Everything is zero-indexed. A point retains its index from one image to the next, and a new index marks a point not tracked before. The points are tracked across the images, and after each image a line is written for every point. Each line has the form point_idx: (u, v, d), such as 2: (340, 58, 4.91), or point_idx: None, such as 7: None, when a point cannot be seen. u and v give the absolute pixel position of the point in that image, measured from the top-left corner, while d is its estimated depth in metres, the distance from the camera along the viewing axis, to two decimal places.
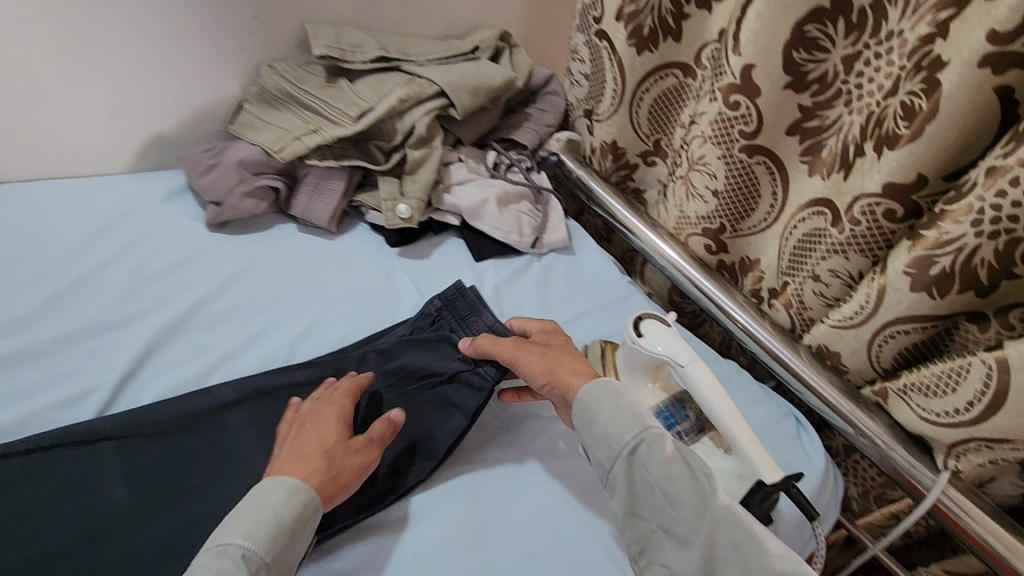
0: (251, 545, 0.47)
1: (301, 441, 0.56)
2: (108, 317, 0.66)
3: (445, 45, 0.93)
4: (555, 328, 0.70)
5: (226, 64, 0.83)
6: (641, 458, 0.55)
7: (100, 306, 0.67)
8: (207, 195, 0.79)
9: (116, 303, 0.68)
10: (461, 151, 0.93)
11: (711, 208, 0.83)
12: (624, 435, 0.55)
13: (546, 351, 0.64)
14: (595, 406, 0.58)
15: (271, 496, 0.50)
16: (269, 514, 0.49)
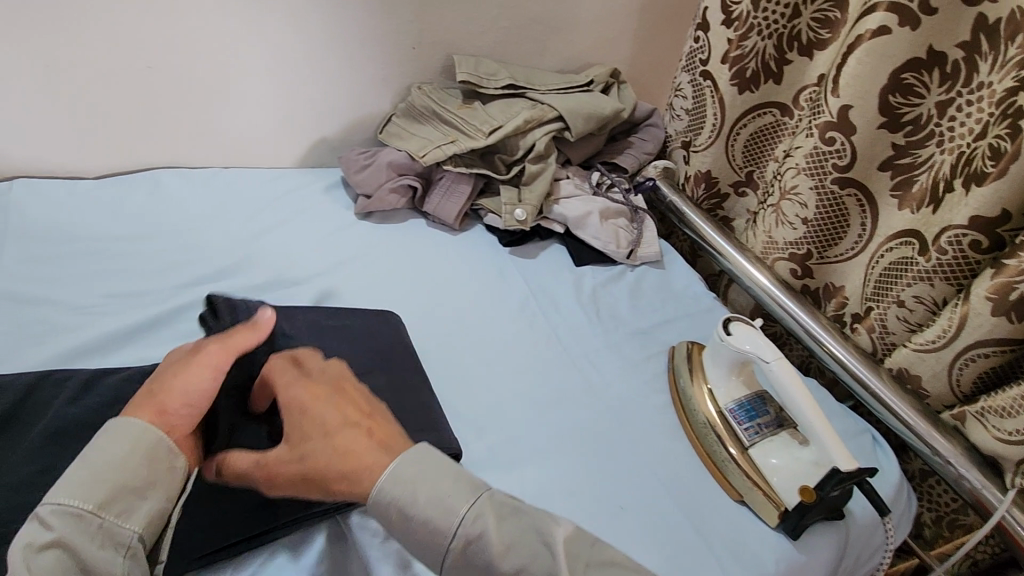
0: (79, 502, 0.44)
1: (189, 392, 0.52)
2: (285, 277, 0.81)
3: (563, 77, 1.07)
4: (338, 399, 0.55)
5: (384, 84, 1.01)
6: (473, 552, 0.47)
7: (278, 268, 0.83)
8: (359, 188, 0.95)
9: (290, 267, 0.83)
10: (569, 169, 1.05)
11: (800, 234, 0.89)
12: (453, 517, 0.48)
13: (346, 424, 0.53)
14: (405, 482, 0.49)
15: (126, 450, 0.47)
16: (101, 469, 0.46)
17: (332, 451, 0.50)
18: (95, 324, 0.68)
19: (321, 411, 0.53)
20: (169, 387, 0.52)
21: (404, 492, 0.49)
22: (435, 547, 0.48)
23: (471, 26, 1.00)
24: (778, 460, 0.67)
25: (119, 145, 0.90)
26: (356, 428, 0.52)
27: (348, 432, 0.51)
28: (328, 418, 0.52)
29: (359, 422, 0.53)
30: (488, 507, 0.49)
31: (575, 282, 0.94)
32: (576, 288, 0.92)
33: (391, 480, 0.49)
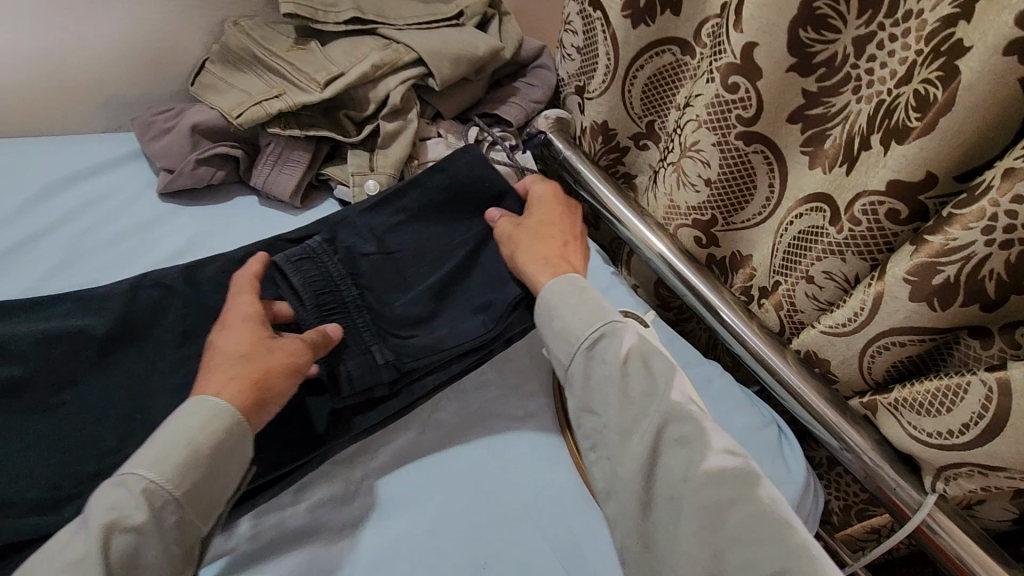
0: (156, 478, 0.45)
1: (234, 355, 0.52)
2: (40, 288, 0.63)
3: (427, 8, 0.85)
4: (559, 202, 0.71)
5: (188, 20, 0.78)
6: (601, 347, 0.57)
7: (32, 277, 0.64)
8: (159, 161, 0.73)
9: (52, 273, 0.65)
10: (440, 125, 0.87)
11: (703, 198, 0.76)
12: (585, 330, 0.57)
13: (543, 224, 0.67)
14: (558, 297, 0.60)
15: (207, 433, 0.47)
16: (176, 450, 0.46)
17: (531, 248, 0.64)
18: None
19: (527, 234, 0.66)
20: (220, 354, 0.53)
21: (558, 302, 0.59)
22: (563, 346, 0.58)
23: None
24: None
25: None
26: (549, 252, 0.65)
27: (547, 230, 0.67)
28: (543, 230, 0.66)
29: (559, 245, 0.65)
30: (622, 328, 0.57)
31: None
32: None
33: (549, 292, 0.60)
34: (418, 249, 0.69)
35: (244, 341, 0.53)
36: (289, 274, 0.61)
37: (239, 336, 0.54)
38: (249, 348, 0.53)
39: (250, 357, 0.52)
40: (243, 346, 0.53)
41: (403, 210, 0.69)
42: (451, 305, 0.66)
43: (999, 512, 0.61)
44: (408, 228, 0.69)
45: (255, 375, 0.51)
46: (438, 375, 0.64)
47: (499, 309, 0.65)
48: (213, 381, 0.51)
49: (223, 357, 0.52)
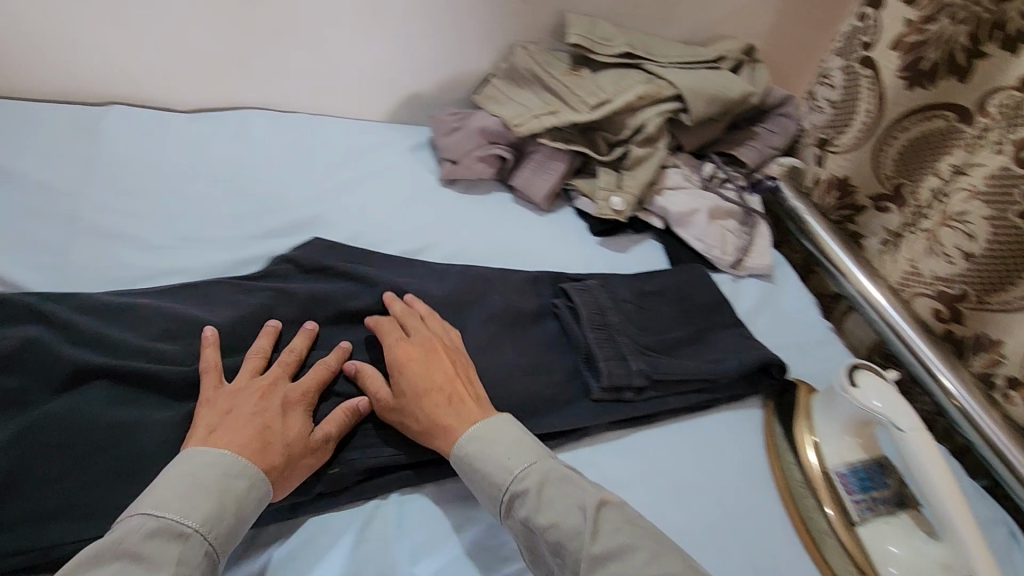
0: (195, 526, 0.44)
1: (246, 415, 0.51)
2: (369, 235, 0.77)
3: (689, 50, 0.93)
4: (431, 349, 0.60)
5: (487, 40, 0.91)
6: (518, 507, 0.51)
7: (361, 225, 0.78)
8: (445, 153, 0.87)
9: (374, 226, 0.79)
10: (679, 157, 0.92)
11: (957, 271, 0.73)
12: (509, 477, 0.52)
13: (426, 376, 0.58)
14: (477, 442, 0.54)
15: (243, 491, 0.47)
16: (194, 490, 0.46)
17: (423, 409, 0.56)
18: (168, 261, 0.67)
19: (416, 371, 0.58)
20: (230, 415, 0.52)
21: (475, 446, 0.54)
22: (489, 500, 0.53)
23: None
24: (897, 548, 0.56)
25: (199, 83, 0.85)
26: (437, 392, 0.57)
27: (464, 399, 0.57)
28: (424, 383, 0.57)
29: (439, 386, 0.57)
30: (535, 472, 0.52)
31: (731, 295, 0.85)
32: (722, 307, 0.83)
33: (467, 440, 0.54)
34: (674, 293, 0.78)
35: (261, 401, 0.53)
36: (574, 297, 0.71)
37: (252, 400, 0.53)
38: (247, 405, 0.52)
39: (266, 419, 0.52)
40: (234, 409, 0.52)
41: (663, 282, 0.79)
42: (686, 355, 0.72)
43: None
44: (665, 278, 0.80)
45: (265, 435, 0.50)
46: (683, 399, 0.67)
47: (738, 363, 0.69)
48: (224, 436, 0.50)
49: (241, 416, 0.51)
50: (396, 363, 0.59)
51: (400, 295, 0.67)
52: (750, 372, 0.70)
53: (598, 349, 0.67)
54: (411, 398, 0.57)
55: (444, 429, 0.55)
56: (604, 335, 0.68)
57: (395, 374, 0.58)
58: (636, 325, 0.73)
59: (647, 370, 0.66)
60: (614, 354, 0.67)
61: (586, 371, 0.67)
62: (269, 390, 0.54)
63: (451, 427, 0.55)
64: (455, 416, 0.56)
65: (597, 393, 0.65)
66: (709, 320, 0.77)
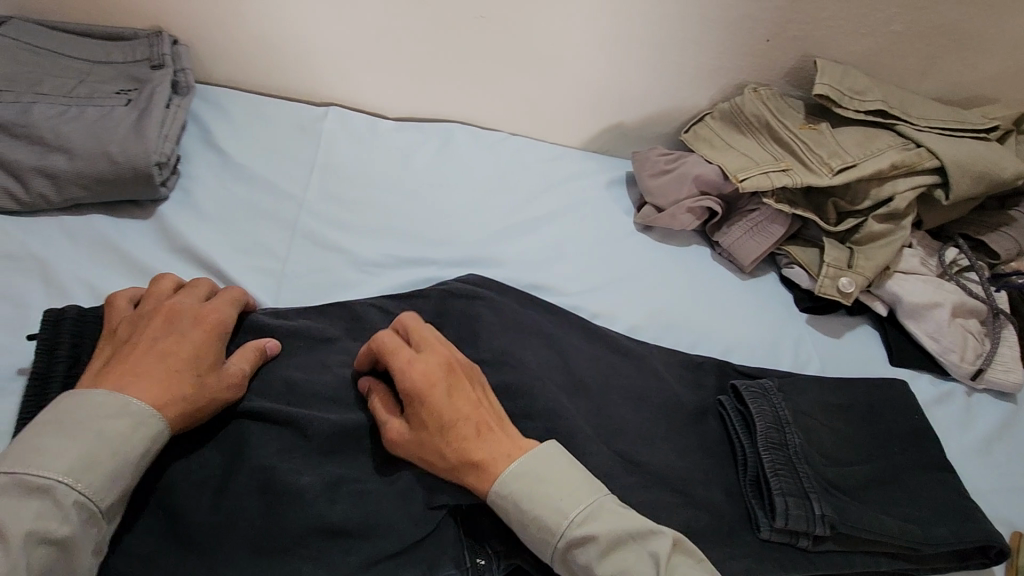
0: (58, 477, 0.40)
1: (166, 351, 0.49)
2: (567, 277, 0.73)
3: (953, 113, 0.79)
4: (451, 367, 0.52)
5: (714, 78, 0.83)
6: (576, 553, 0.46)
7: (560, 264, 0.74)
8: (650, 196, 0.80)
9: (571, 267, 0.74)
10: (915, 235, 0.80)
11: None
12: (562, 526, 0.46)
13: (454, 394, 0.50)
14: (528, 483, 0.47)
15: (124, 430, 0.44)
16: (75, 442, 0.42)
17: (452, 446, 0.48)
18: (378, 279, 0.66)
19: (439, 401, 0.49)
20: (131, 346, 0.49)
21: (526, 490, 0.47)
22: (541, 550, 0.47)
23: (851, 25, 0.77)
24: None
25: (412, 92, 0.84)
26: (468, 423, 0.49)
27: (487, 432, 0.49)
28: (450, 415, 0.49)
29: (467, 416, 0.50)
30: (596, 514, 0.47)
31: (966, 410, 0.72)
32: (960, 423, 0.71)
33: (508, 476, 0.47)
34: (870, 406, 0.65)
35: (166, 328, 0.51)
36: (746, 402, 0.60)
37: (160, 324, 0.51)
38: (173, 337, 0.50)
39: (165, 350, 0.49)
40: (133, 339, 0.49)
41: (854, 397, 0.66)
42: (906, 489, 0.59)
43: None
44: (854, 387, 0.67)
45: (170, 372, 0.48)
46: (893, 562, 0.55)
47: (978, 532, 0.56)
48: (129, 375, 0.47)
49: (145, 347, 0.49)
50: (411, 390, 0.50)
51: (587, 359, 0.62)
52: (965, 548, 0.56)
53: (772, 480, 0.55)
54: (436, 431, 0.49)
55: (479, 466, 0.48)
56: (781, 460, 0.56)
57: (420, 403, 0.50)
58: (820, 450, 0.60)
59: (832, 519, 0.53)
60: (796, 489, 0.54)
61: (754, 499, 0.56)
62: (172, 313, 0.51)
63: (489, 465, 0.48)
64: (487, 448, 0.49)
65: (767, 533, 0.54)
66: (907, 454, 0.62)
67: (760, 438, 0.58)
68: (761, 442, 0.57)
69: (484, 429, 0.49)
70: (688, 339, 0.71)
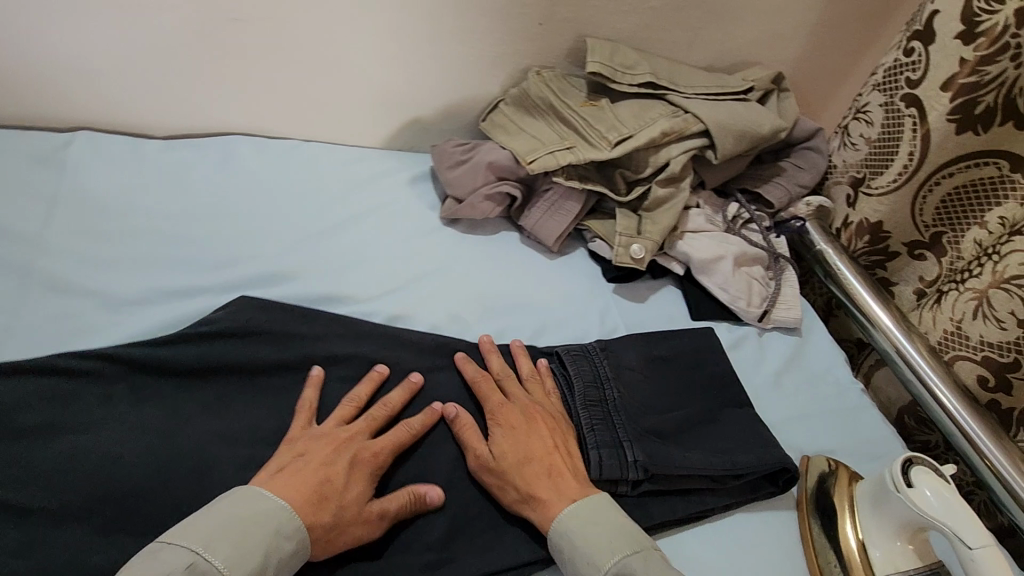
0: None
1: (329, 477, 0.50)
2: (367, 280, 0.70)
3: (716, 79, 0.86)
4: (532, 416, 0.59)
5: (499, 64, 0.83)
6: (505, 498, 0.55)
7: (359, 269, 0.71)
8: (450, 188, 0.79)
9: (372, 269, 0.72)
10: (700, 195, 0.86)
11: (1009, 338, 0.68)
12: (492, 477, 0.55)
13: (531, 438, 0.57)
14: (579, 520, 0.52)
15: (277, 522, 0.46)
16: (246, 533, 0.45)
17: (526, 479, 0.54)
18: (138, 316, 0.59)
19: (519, 439, 0.56)
20: (302, 459, 0.51)
21: (579, 526, 0.51)
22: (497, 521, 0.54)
23: (613, 3, 0.80)
24: None
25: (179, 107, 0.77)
26: (540, 462, 0.55)
27: (555, 467, 0.55)
28: (525, 448, 0.56)
29: (539, 457, 0.55)
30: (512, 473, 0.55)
31: (758, 352, 0.78)
32: (754, 362, 0.76)
33: (567, 514, 0.52)
34: (666, 365, 0.68)
35: (337, 454, 0.52)
36: (567, 365, 0.65)
37: (330, 449, 0.52)
38: (349, 449, 0.53)
39: (332, 473, 0.50)
40: (311, 454, 0.51)
41: (651, 357, 0.68)
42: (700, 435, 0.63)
43: None
44: (645, 343, 0.70)
45: (335, 477, 0.50)
46: (691, 504, 0.58)
47: (759, 462, 0.60)
48: (290, 481, 0.49)
49: (318, 460, 0.51)
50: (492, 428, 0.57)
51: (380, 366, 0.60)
52: (750, 478, 0.60)
53: (589, 434, 0.59)
54: (516, 463, 0.55)
55: (544, 504, 0.53)
56: (598, 415, 0.61)
57: (501, 441, 0.56)
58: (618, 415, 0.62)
59: (644, 463, 0.57)
60: (608, 439, 0.58)
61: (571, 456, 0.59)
62: (344, 442, 0.53)
63: (550, 503, 0.53)
64: (552, 489, 0.54)
65: None
66: (700, 402, 0.66)
67: (578, 393, 0.62)
68: (580, 404, 0.62)
69: (556, 470, 0.55)
70: (496, 328, 0.71)
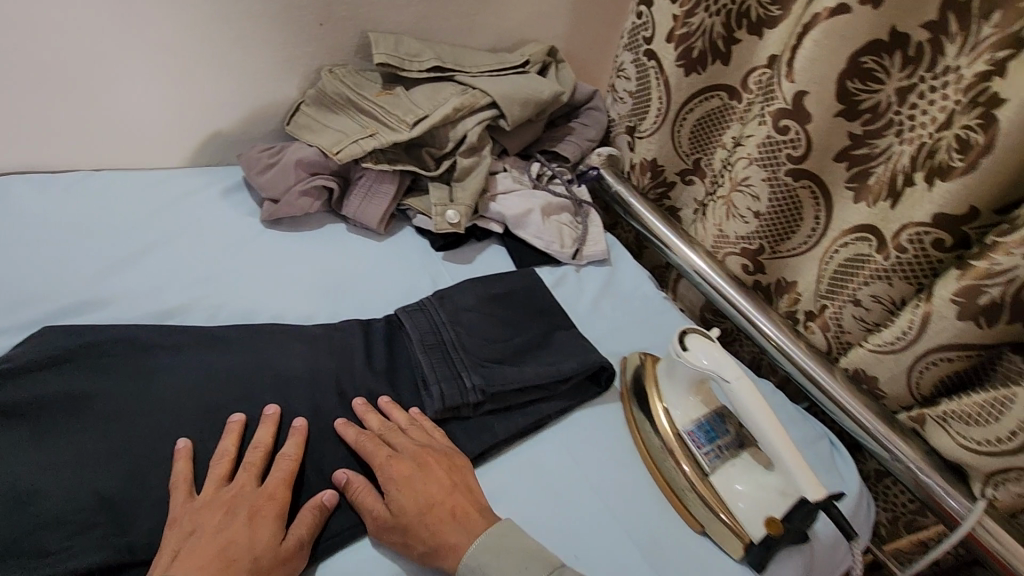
0: None
1: (232, 539, 0.50)
2: (193, 291, 0.71)
3: (496, 57, 0.96)
4: (428, 459, 0.59)
5: (289, 67, 0.87)
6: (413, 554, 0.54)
7: (181, 283, 0.72)
8: (264, 192, 0.81)
9: (196, 281, 0.73)
10: (505, 160, 0.96)
11: (752, 229, 0.85)
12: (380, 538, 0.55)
13: (433, 483, 0.57)
14: (493, 549, 0.53)
15: None
16: None
17: (427, 529, 0.54)
18: None
19: (413, 488, 0.56)
20: (193, 536, 0.50)
21: (493, 556, 0.53)
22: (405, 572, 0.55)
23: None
24: (743, 485, 0.61)
25: None
26: (440, 507, 0.56)
27: (457, 508, 0.56)
28: (423, 498, 0.56)
29: (440, 502, 0.56)
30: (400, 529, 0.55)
31: (578, 284, 0.89)
32: (576, 293, 0.88)
33: (478, 549, 0.53)
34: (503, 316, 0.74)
35: (227, 517, 0.51)
36: (403, 321, 0.70)
37: (221, 515, 0.51)
38: (244, 531, 0.51)
39: (234, 533, 0.50)
40: (203, 523, 0.51)
41: (483, 299, 0.74)
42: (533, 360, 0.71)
43: None
44: (470, 285, 0.76)
45: (227, 555, 0.49)
46: (528, 414, 0.66)
47: (580, 368, 0.70)
48: (191, 559, 0.48)
49: (209, 532, 0.50)
50: (388, 479, 0.57)
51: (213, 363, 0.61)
52: (578, 381, 0.71)
53: (430, 372, 0.65)
54: (415, 514, 0.55)
55: (452, 548, 0.54)
56: (437, 355, 0.67)
57: (396, 494, 0.56)
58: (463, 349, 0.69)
59: (481, 386, 0.64)
60: (446, 372, 0.65)
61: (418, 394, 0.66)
62: (234, 503, 0.53)
63: (458, 545, 0.54)
64: (460, 531, 0.55)
65: (432, 413, 0.63)
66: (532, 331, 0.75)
67: (415, 342, 0.67)
68: (420, 346, 0.67)
69: (458, 513, 0.56)
70: (335, 310, 0.75)
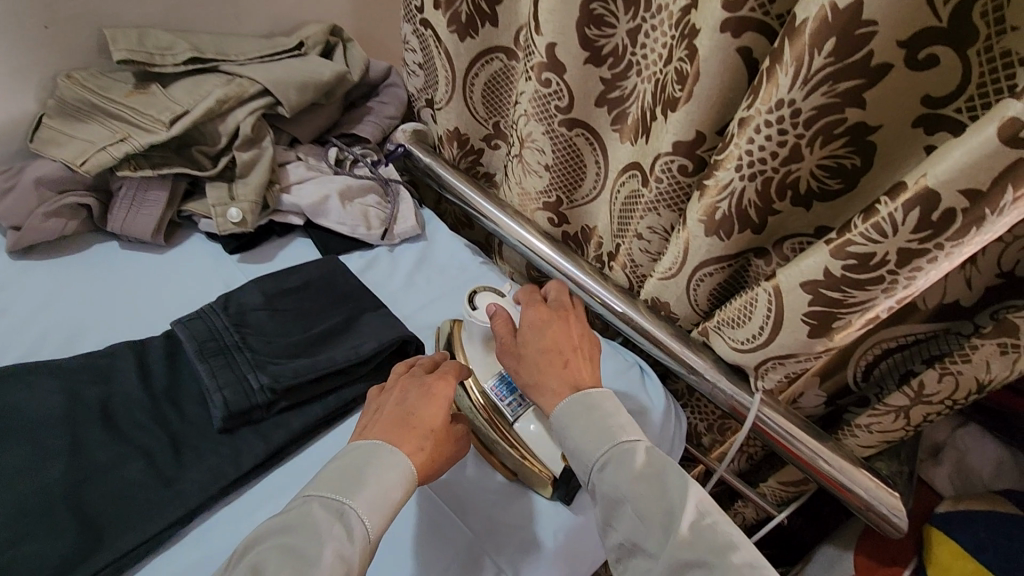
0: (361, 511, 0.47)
1: (411, 409, 0.55)
2: None
3: (268, 43, 0.91)
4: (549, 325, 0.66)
5: (13, 77, 0.76)
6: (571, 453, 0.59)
7: None
8: (2, 220, 0.72)
9: None
10: (299, 149, 0.92)
11: (547, 182, 0.87)
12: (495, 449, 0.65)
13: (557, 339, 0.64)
14: (586, 413, 0.58)
15: (388, 463, 0.50)
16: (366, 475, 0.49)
17: (546, 370, 0.61)
18: None
19: (543, 335, 0.64)
20: (376, 413, 0.56)
21: (596, 426, 0.57)
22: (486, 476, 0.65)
23: None
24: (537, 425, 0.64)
25: None
26: (561, 356, 0.62)
27: (560, 358, 0.62)
28: (546, 349, 0.63)
29: (567, 350, 0.63)
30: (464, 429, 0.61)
31: (392, 264, 0.88)
32: (390, 273, 0.87)
33: (576, 400, 0.59)
34: (301, 310, 0.72)
35: (416, 390, 0.57)
36: (179, 332, 0.65)
37: (416, 389, 0.57)
38: (436, 401, 0.57)
39: (419, 401, 0.56)
40: (397, 400, 0.56)
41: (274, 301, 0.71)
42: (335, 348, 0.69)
43: (813, 398, 0.76)
44: (261, 285, 0.72)
45: (430, 425, 0.55)
46: (327, 404, 0.65)
47: (378, 350, 0.68)
48: (391, 431, 0.53)
49: (400, 405, 0.56)
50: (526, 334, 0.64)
51: None
52: (382, 361, 0.70)
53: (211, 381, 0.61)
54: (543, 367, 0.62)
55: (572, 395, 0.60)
56: (220, 360, 0.64)
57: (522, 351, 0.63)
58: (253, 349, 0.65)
59: (269, 384, 0.61)
60: (229, 376, 0.62)
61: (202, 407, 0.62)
62: (407, 381, 0.59)
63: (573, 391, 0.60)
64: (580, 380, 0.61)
65: (221, 422, 0.60)
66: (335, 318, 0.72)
67: (195, 353, 0.63)
68: (197, 353, 0.63)
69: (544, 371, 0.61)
70: (105, 335, 0.68)
